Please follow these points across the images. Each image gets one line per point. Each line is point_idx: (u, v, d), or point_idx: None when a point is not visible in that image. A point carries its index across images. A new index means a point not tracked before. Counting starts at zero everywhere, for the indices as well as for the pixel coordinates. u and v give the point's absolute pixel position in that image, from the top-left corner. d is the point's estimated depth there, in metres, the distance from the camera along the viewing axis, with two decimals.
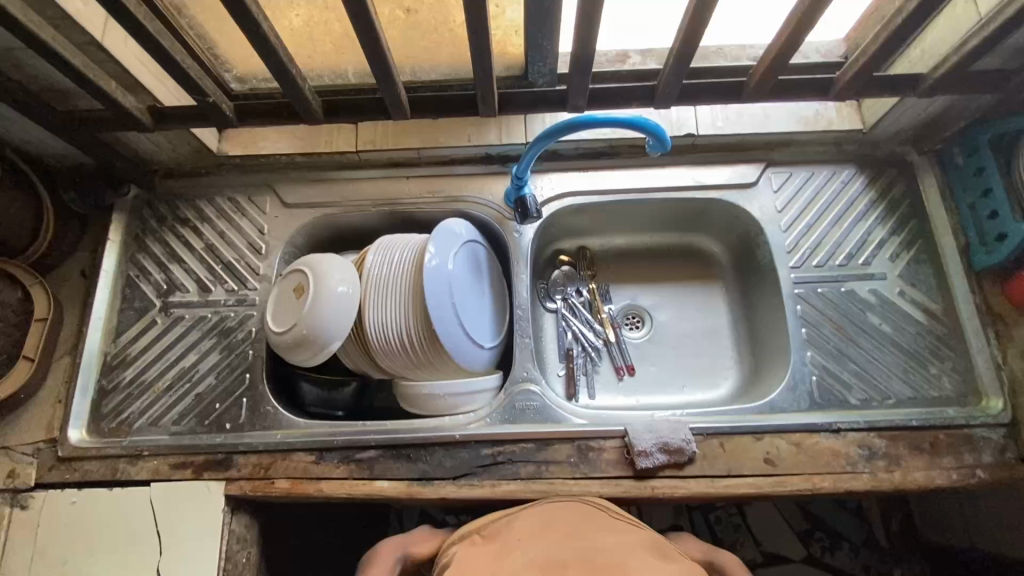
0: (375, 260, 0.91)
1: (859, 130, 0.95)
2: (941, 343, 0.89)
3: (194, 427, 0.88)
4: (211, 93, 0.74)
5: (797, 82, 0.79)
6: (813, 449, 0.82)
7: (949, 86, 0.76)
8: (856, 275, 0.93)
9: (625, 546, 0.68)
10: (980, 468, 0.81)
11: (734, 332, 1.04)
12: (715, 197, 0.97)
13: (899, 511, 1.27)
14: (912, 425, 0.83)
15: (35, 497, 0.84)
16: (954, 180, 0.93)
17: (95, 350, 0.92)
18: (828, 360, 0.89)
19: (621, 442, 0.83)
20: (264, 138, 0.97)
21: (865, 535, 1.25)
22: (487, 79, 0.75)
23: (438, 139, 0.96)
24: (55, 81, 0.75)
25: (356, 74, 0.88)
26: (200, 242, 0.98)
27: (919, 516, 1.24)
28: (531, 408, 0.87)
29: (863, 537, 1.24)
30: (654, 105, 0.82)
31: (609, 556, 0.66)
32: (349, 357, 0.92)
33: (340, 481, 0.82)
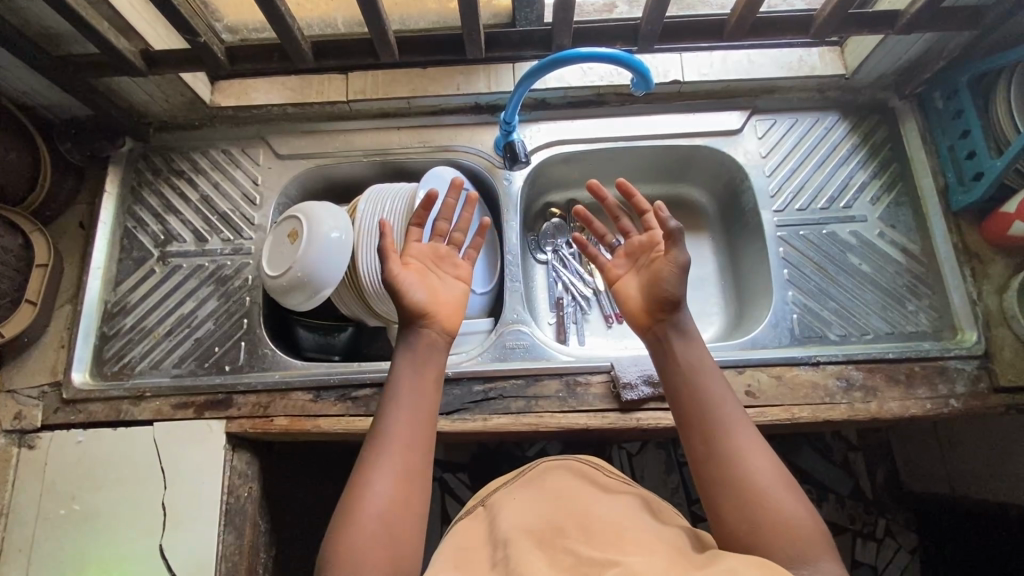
0: (366, 209, 0.93)
1: (843, 76, 0.96)
2: (919, 281, 0.92)
3: (195, 369, 0.90)
4: (202, 33, 0.75)
5: (777, 21, 0.80)
6: (793, 381, 0.85)
7: (926, 21, 0.77)
8: (838, 217, 0.95)
9: (625, 507, 0.63)
10: (953, 398, 0.84)
11: (720, 279, 1.06)
12: (700, 144, 0.99)
13: (884, 462, 1.30)
14: (888, 357, 0.86)
15: (42, 438, 0.87)
16: (935, 124, 0.94)
17: (96, 298, 0.94)
18: (809, 299, 0.91)
19: (607, 376, 0.86)
20: (256, 89, 0.98)
21: (851, 486, 1.28)
22: (473, 19, 0.76)
23: (428, 89, 0.97)
24: (47, 23, 0.76)
25: (346, 23, 0.89)
26: (196, 193, 0.99)
27: (903, 466, 1.28)
28: (521, 347, 0.90)
29: (849, 488, 1.28)
30: (638, 46, 0.83)
31: (607, 519, 0.60)
32: (344, 302, 0.94)
33: (336, 418, 0.85)
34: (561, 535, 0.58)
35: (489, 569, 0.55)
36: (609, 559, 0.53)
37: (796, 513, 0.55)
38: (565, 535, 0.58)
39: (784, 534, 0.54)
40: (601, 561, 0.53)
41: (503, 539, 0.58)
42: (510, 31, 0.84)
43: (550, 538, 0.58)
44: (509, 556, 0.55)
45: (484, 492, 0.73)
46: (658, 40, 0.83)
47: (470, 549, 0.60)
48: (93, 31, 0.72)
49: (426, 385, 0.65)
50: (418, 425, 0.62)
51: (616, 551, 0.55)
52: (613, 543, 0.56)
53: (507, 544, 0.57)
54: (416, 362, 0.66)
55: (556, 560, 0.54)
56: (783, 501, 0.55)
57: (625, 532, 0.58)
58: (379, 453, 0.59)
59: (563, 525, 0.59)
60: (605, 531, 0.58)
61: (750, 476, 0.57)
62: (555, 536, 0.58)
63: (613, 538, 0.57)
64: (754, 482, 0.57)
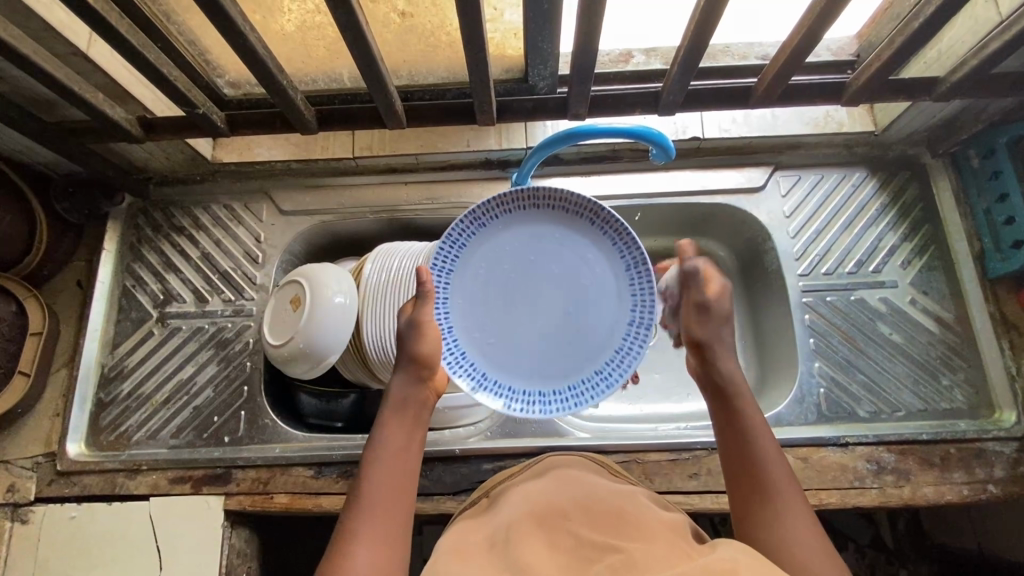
0: (373, 270, 0.87)
1: (872, 132, 0.91)
2: (953, 352, 0.87)
3: (193, 440, 0.87)
4: (200, 104, 0.73)
5: (807, 86, 0.76)
6: (820, 464, 0.80)
7: (966, 90, 0.73)
8: (866, 283, 0.90)
9: (628, 492, 0.57)
10: (991, 483, 0.79)
11: (739, 338, 1.02)
12: (721, 202, 0.94)
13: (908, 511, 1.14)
14: (923, 439, 0.81)
15: (36, 512, 0.84)
16: (970, 184, 0.89)
17: (93, 361, 0.91)
18: (836, 372, 0.87)
19: (623, 456, 0.82)
20: (259, 144, 0.94)
21: (873, 535, 1.13)
22: (483, 87, 0.72)
23: (437, 145, 0.93)
24: (39, 92, 0.73)
25: (352, 78, 0.82)
26: (197, 251, 0.96)
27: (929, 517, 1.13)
28: (532, 422, 0.86)
29: (870, 537, 1.13)
30: (659, 112, 0.79)
31: (611, 501, 0.54)
32: (347, 367, 0.90)
33: (339, 497, 0.82)
34: (564, 517, 0.52)
35: (486, 550, 0.50)
36: (612, 545, 0.48)
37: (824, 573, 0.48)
38: (567, 518, 0.52)
39: None
40: (603, 546, 0.48)
41: (499, 522, 0.53)
42: (524, 97, 0.79)
43: (551, 520, 0.52)
44: (509, 537, 0.49)
45: (489, 486, 0.70)
46: (681, 106, 0.79)
47: (463, 533, 0.54)
48: (87, 104, 0.69)
49: (398, 482, 0.57)
50: (396, 492, 0.56)
51: (619, 537, 0.49)
52: (618, 527, 0.51)
53: (507, 526, 0.52)
54: (396, 436, 0.60)
55: (556, 543, 0.49)
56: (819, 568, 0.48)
57: (632, 516, 0.52)
58: (349, 537, 0.52)
59: (564, 506, 0.54)
60: (609, 513, 0.53)
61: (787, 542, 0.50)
62: (558, 518, 0.52)
63: (619, 523, 0.51)
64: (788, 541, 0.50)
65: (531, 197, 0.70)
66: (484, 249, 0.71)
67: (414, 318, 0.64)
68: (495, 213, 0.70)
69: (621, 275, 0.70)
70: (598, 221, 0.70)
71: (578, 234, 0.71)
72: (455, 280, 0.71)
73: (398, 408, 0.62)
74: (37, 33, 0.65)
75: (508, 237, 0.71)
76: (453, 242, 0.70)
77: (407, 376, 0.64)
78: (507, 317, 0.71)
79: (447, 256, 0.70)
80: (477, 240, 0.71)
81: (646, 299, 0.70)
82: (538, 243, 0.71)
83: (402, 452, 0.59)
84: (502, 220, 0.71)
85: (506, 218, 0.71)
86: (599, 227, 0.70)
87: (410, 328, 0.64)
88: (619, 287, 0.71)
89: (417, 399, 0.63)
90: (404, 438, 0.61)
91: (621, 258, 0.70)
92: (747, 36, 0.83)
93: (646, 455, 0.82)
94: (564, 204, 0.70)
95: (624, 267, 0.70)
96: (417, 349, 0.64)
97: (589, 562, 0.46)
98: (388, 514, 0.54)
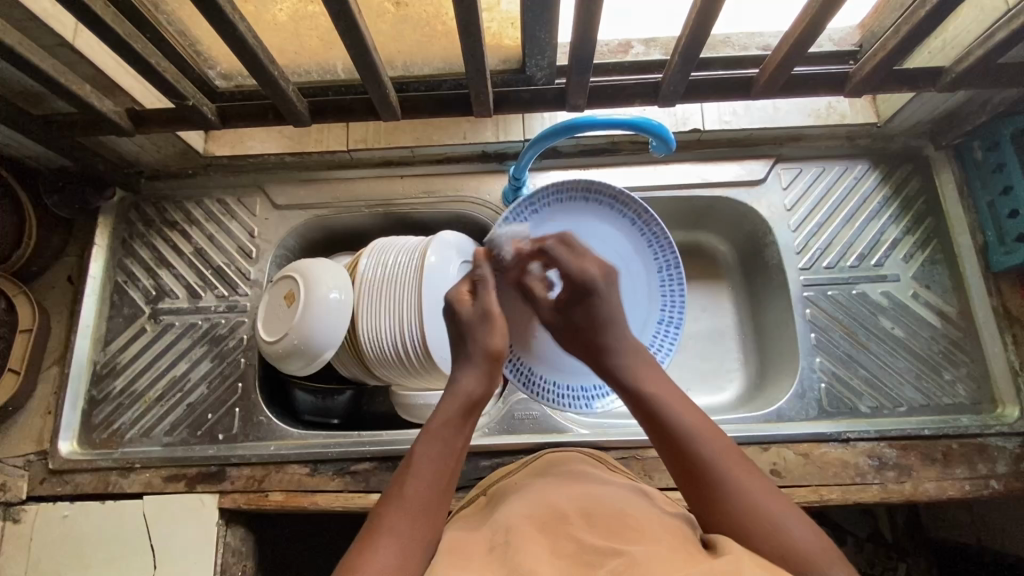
0: (368, 265, 0.85)
1: (875, 124, 0.90)
2: (956, 347, 0.86)
3: (187, 438, 0.86)
4: (190, 96, 0.72)
5: (810, 76, 0.75)
6: (821, 460, 0.80)
7: (972, 81, 0.71)
8: (868, 276, 0.89)
9: (629, 493, 0.57)
10: (993, 479, 0.78)
11: (739, 332, 1.01)
12: (721, 195, 0.93)
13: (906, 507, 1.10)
14: (924, 434, 0.81)
15: (28, 511, 0.83)
16: (973, 177, 0.88)
17: (85, 358, 0.90)
18: (837, 366, 0.86)
19: (622, 452, 0.82)
20: (252, 137, 0.93)
21: (871, 530, 1.09)
22: (480, 78, 0.70)
23: (433, 137, 0.92)
24: (26, 84, 0.71)
25: (346, 69, 0.80)
26: (189, 246, 0.95)
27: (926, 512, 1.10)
28: (530, 418, 0.85)
29: (868, 532, 1.08)
30: (659, 102, 0.78)
31: (613, 504, 0.53)
32: (343, 364, 0.88)
33: (335, 495, 0.81)
34: (564, 520, 0.51)
35: (485, 553, 0.49)
36: (614, 549, 0.47)
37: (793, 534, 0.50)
38: (568, 521, 0.51)
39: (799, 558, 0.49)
40: (605, 549, 0.47)
41: (498, 524, 0.52)
42: (521, 88, 0.78)
43: (552, 523, 0.51)
44: (509, 540, 0.48)
45: (487, 483, 0.70)
46: (681, 97, 0.78)
47: (464, 534, 0.53)
48: (73, 97, 0.68)
49: (444, 482, 0.57)
50: (439, 492, 0.56)
51: (621, 540, 0.48)
52: (621, 530, 0.50)
53: (507, 528, 0.51)
54: (453, 437, 0.60)
55: (558, 547, 0.48)
56: (787, 525, 0.50)
57: (635, 519, 0.51)
58: (386, 527, 0.52)
59: (563, 508, 0.53)
60: (610, 517, 0.52)
61: (754, 518, 0.51)
62: (558, 521, 0.51)
63: (620, 526, 0.50)
64: (756, 514, 0.51)
65: (584, 191, 0.77)
66: (540, 236, 0.77)
67: (482, 309, 0.66)
68: (550, 202, 0.77)
69: (654, 276, 0.79)
70: (640, 221, 0.78)
71: (622, 233, 0.79)
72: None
73: (462, 408, 0.62)
74: (20, 23, 0.63)
75: (560, 225, 0.78)
76: (511, 228, 0.76)
77: (478, 370, 0.65)
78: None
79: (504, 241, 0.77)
80: (533, 227, 0.77)
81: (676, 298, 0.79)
82: (588, 236, 0.78)
83: (452, 454, 0.59)
84: (555, 208, 0.77)
85: (558, 207, 0.77)
86: (640, 226, 0.78)
87: (479, 318, 0.66)
88: (651, 287, 0.79)
89: (480, 400, 0.64)
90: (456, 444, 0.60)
91: (656, 261, 0.79)
92: (748, 25, 0.81)
93: (645, 451, 0.82)
94: (614, 199, 0.77)
95: (656, 270, 0.79)
96: (489, 338, 0.65)
97: (591, 566, 0.46)
98: (426, 520, 0.54)
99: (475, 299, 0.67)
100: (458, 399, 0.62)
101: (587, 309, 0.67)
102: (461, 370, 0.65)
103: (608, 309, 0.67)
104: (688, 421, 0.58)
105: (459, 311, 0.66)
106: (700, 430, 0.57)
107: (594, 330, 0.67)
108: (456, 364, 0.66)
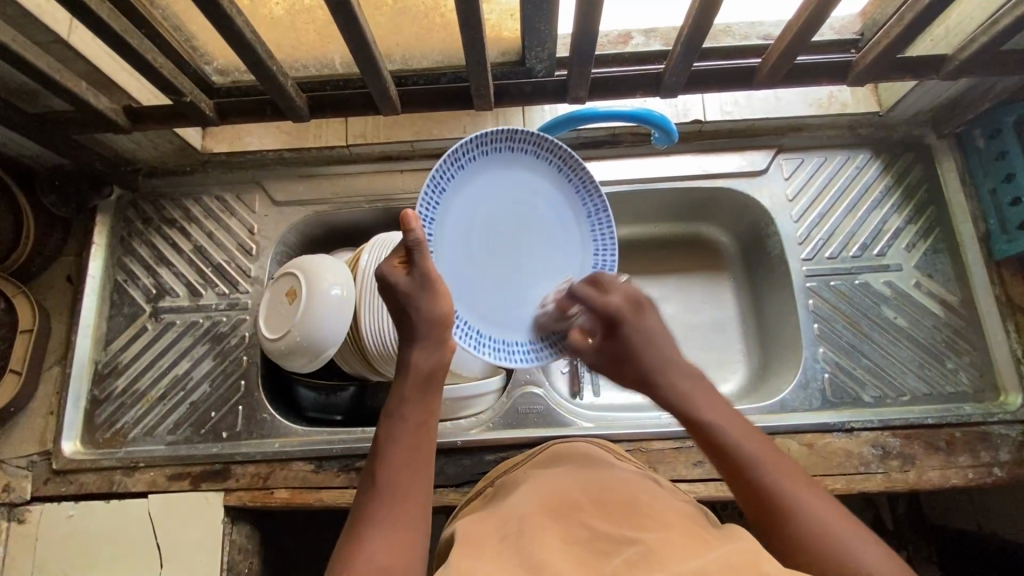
0: (370, 260, 0.85)
1: (876, 113, 0.90)
2: (958, 336, 0.86)
3: (190, 436, 0.86)
4: (188, 92, 0.71)
5: (813, 65, 0.74)
6: (825, 450, 0.80)
7: (974, 69, 0.71)
8: (870, 266, 0.89)
9: (637, 479, 0.57)
10: (996, 467, 0.79)
11: (741, 322, 1.00)
12: (723, 186, 0.93)
13: (907, 494, 1.11)
14: (927, 423, 0.81)
15: (32, 511, 0.82)
16: (975, 164, 0.88)
17: (86, 358, 0.90)
18: (841, 357, 0.86)
19: (626, 445, 0.82)
20: (250, 133, 0.92)
21: (872, 517, 1.09)
22: (480, 71, 0.70)
23: (432, 131, 0.91)
24: (20, 82, 0.70)
25: (345, 63, 0.80)
26: (189, 244, 0.94)
27: (927, 499, 1.10)
28: (534, 413, 0.85)
29: (869, 519, 1.09)
30: (660, 94, 0.78)
31: (622, 492, 0.54)
32: (345, 360, 0.88)
33: (340, 491, 0.81)
34: (576, 507, 0.51)
35: (498, 541, 0.49)
36: (627, 537, 0.47)
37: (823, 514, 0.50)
38: (580, 508, 0.51)
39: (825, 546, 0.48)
40: (617, 538, 0.47)
41: (509, 513, 0.53)
42: (521, 80, 0.77)
43: (563, 510, 0.51)
44: (521, 529, 0.49)
45: (495, 474, 0.70)
46: (683, 88, 0.77)
47: (476, 521, 0.54)
48: (70, 95, 0.67)
49: (414, 449, 0.57)
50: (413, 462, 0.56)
51: (632, 525, 0.49)
52: (632, 517, 0.50)
53: (519, 516, 0.51)
54: (414, 407, 0.59)
55: (570, 534, 0.48)
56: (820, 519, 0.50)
57: (647, 507, 0.51)
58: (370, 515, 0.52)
59: (575, 497, 0.53)
60: (621, 503, 0.52)
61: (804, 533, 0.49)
62: (571, 509, 0.51)
63: (631, 513, 0.50)
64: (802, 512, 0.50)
65: (525, 142, 0.68)
66: (471, 186, 0.66)
67: (419, 278, 0.59)
68: (473, 154, 0.65)
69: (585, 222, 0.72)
70: (564, 166, 0.70)
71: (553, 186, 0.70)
72: (440, 227, 0.64)
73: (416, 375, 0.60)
74: (14, 19, 0.63)
75: (486, 180, 0.67)
76: (438, 184, 0.63)
77: (427, 344, 0.60)
78: (490, 270, 0.67)
79: (431, 202, 0.63)
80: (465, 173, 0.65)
81: (608, 245, 0.72)
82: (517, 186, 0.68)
83: (416, 423, 0.58)
84: (485, 161, 0.66)
85: (482, 160, 0.66)
86: (567, 173, 0.70)
87: (418, 286, 0.59)
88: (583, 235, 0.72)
89: (437, 369, 0.61)
90: (421, 415, 0.59)
91: (585, 210, 0.72)
92: (749, 14, 0.80)
93: (650, 443, 0.82)
94: (536, 146, 0.68)
95: (587, 217, 0.72)
96: (432, 309, 0.59)
97: (605, 554, 0.46)
98: (411, 495, 0.54)
99: (410, 268, 0.60)
100: (410, 376, 0.60)
101: (617, 346, 0.64)
102: (410, 345, 0.61)
103: (643, 337, 0.63)
104: (722, 419, 0.57)
105: (396, 283, 0.60)
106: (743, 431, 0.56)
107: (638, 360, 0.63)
108: (405, 339, 0.61)
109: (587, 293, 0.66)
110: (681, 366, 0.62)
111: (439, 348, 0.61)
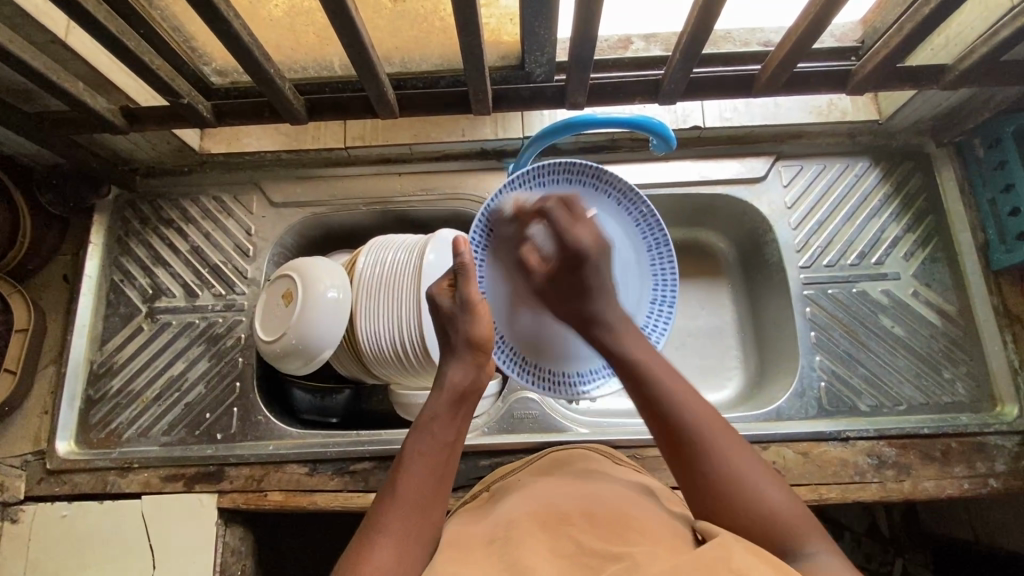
0: (367, 264, 0.84)
1: (876, 121, 0.89)
2: (955, 346, 0.86)
3: (185, 437, 0.86)
4: (185, 94, 0.71)
5: (812, 73, 0.74)
6: (820, 459, 0.80)
7: (975, 79, 0.71)
8: (869, 274, 0.89)
9: (628, 491, 0.57)
10: (992, 478, 0.78)
11: (738, 329, 1.00)
12: (721, 192, 0.92)
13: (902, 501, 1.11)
14: (923, 433, 0.81)
15: (26, 511, 0.82)
16: (974, 174, 0.88)
17: (81, 358, 0.89)
18: (837, 364, 0.86)
19: (620, 451, 0.82)
20: (249, 134, 0.92)
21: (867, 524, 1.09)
22: (478, 76, 0.69)
23: (431, 135, 0.91)
24: (17, 82, 0.70)
25: (343, 66, 0.79)
26: (185, 245, 0.94)
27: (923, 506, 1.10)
28: (530, 417, 0.85)
29: (865, 527, 1.09)
30: (659, 101, 0.77)
31: (613, 505, 0.53)
32: (342, 363, 0.88)
33: (334, 494, 0.81)
34: (564, 519, 0.51)
35: (486, 548, 0.49)
36: (615, 549, 0.47)
37: (778, 503, 0.52)
38: (570, 519, 0.51)
39: (757, 510, 0.51)
40: (605, 549, 0.47)
41: (499, 520, 0.53)
42: (520, 85, 0.77)
43: (553, 521, 0.51)
44: (510, 538, 0.49)
45: (491, 479, 0.70)
46: (682, 95, 0.77)
47: (468, 527, 0.54)
48: (66, 95, 0.67)
49: (439, 466, 0.57)
50: (435, 478, 0.56)
51: (620, 537, 0.48)
52: (622, 528, 0.50)
53: (508, 525, 0.51)
54: (446, 424, 0.60)
55: (558, 544, 0.48)
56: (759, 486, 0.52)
57: (636, 519, 0.51)
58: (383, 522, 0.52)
59: (564, 509, 0.53)
60: (612, 515, 0.52)
61: (741, 488, 0.52)
62: (560, 520, 0.51)
63: (619, 525, 0.50)
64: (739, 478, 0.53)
65: (565, 171, 0.71)
66: (508, 226, 0.71)
67: (461, 297, 0.63)
68: (509, 194, 0.70)
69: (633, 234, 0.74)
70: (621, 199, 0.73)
71: (608, 214, 0.73)
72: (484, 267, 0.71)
73: (454, 394, 0.61)
74: (10, 19, 0.63)
75: (530, 212, 0.71)
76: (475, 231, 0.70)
77: (465, 361, 0.63)
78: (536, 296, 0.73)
79: (484, 232, 0.70)
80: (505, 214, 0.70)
81: (661, 252, 0.74)
82: None
83: (445, 439, 0.59)
84: (518, 200, 0.71)
85: (519, 198, 0.70)
86: (625, 205, 0.73)
87: (461, 308, 0.63)
88: (637, 247, 0.74)
89: (469, 391, 0.62)
90: (451, 433, 0.60)
91: (633, 220, 0.74)
92: (749, 21, 0.80)
93: (645, 450, 0.82)
94: (591, 177, 0.72)
95: (636, 230, 0.74)
96: (472, 330, 0.63)
97: (592, 568, 0.45)
98: (429, 509, 0.54)
99: (454, 292, 0.65)
100: (445, 391, 0.61)
101: (579, 279, 0.65)
102: (449, 362, 0.64)
103: (600, 279, 0.65)
104: (675, 389, 0.58)
105: (440, 303, 0.65)
106: (688, 397, 0.58)
107: (582, 299, 0.65)
108: (444, 358, 0.65)
109: (562, 218, 0.66)
110: (628, 328, 0.64)
111: (475, 371, 0.63)
